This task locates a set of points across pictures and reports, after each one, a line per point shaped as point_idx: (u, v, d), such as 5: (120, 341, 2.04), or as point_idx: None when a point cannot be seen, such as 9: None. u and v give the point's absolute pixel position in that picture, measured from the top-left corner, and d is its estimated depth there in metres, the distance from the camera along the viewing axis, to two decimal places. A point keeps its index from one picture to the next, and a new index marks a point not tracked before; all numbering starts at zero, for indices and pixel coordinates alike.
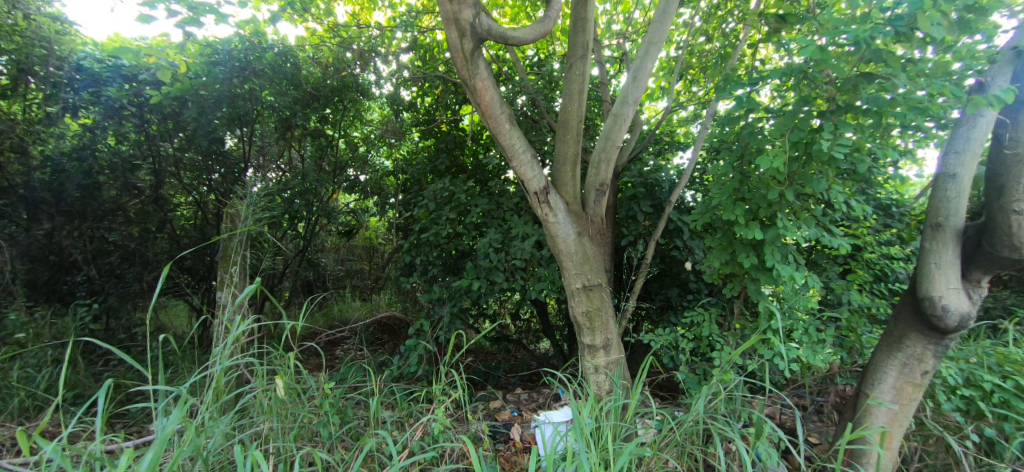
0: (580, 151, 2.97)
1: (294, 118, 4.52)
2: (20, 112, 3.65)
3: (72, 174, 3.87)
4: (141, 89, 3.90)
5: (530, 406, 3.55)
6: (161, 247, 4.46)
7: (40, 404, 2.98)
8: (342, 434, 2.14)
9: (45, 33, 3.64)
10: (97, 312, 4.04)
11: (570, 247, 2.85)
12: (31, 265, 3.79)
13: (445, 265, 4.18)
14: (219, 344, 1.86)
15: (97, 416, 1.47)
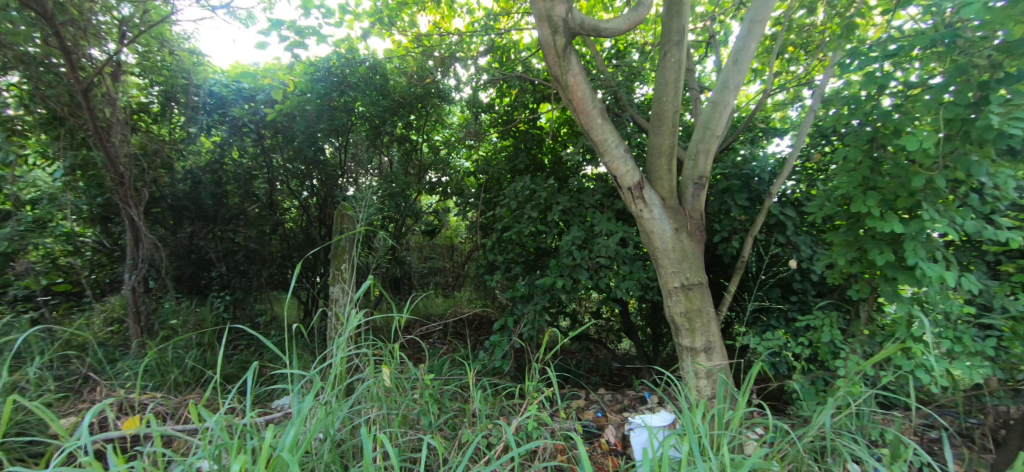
0: (676, 143, 2.83)
1: (383, 126, 4.82)
2: (166, 133, 4.29)
3: (207, 184, 4.49)
4: (257, 108, 4.46)
5: (620, 408, 3.44)
6: (275, 247, 4.97)
7: (191, 382, 3.48)
8: (442, 424, 2.24)
9: (186, 67, 4.20)
10: (227, 303, 4.65)
11: (666, 243, 2.75)
12: (177, 262, 4.49)
13: (528, 263, 4.20)
14: (337, 335, 2.03)
15: (247, 395, 1.68)
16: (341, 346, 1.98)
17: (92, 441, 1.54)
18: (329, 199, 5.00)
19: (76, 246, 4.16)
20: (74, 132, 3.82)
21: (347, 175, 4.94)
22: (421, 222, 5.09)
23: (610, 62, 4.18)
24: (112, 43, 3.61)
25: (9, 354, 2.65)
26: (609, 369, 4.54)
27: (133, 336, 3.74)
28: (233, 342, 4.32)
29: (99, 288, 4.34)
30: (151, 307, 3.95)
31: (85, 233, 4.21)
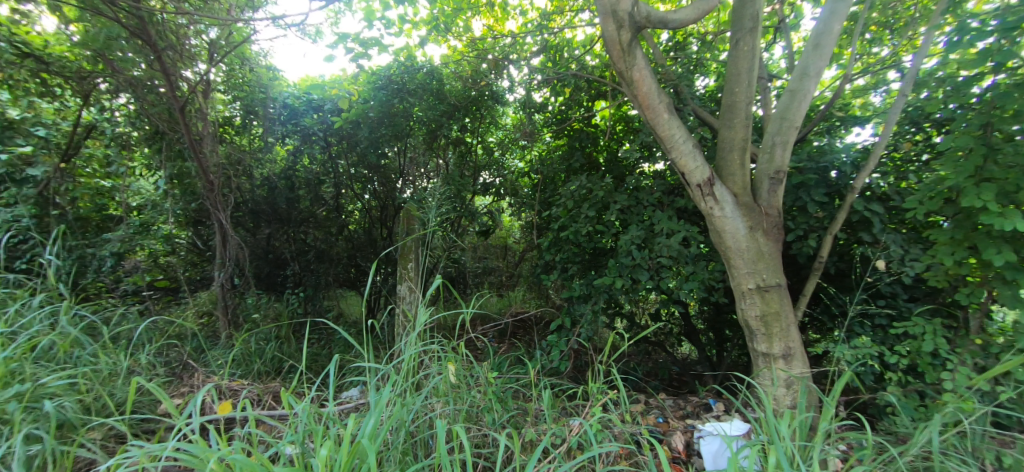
0: (749, 136, 2.69)
1: (440, 129, 4.87)
2: (242, 143, 4.63)
3: (281, 190, 4.86)
4: (324, 117, 4.79)
5: (684, 414, 3.29)
6: (342, 247, 5.28)
7: (271, 372, 3.76)
8: (506, 422, 2.26)
9: (264, 82, 4.52)
10: (301, 300, 4.97)
11: (739, 243, 2.61)
12: (256, 261, 4.85)
13: (585, 262, 4.12)
14: (409, 331, 2.11)
15: (330, 386, 1.80)
16: (412, 340, 2.08)
17: (201, 421, 1.75)
18: (389, 202, 5.21)
19: (173, 246, 4.61)
20: (172, 145, 4.26)
21: (405, 179, 5.15)
22: (474, 225, 4.98)
23: (669, 54, 4.03)
24: (202, 63, 3.99)
25: (124, 342, 2.99)
26: (670, 375, 4.33)
27: (218, 332, 4.04)
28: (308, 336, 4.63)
29: (189, 285, 4.78)
30: (237, 302, 4.31)
31: (181, 234, 4.67)
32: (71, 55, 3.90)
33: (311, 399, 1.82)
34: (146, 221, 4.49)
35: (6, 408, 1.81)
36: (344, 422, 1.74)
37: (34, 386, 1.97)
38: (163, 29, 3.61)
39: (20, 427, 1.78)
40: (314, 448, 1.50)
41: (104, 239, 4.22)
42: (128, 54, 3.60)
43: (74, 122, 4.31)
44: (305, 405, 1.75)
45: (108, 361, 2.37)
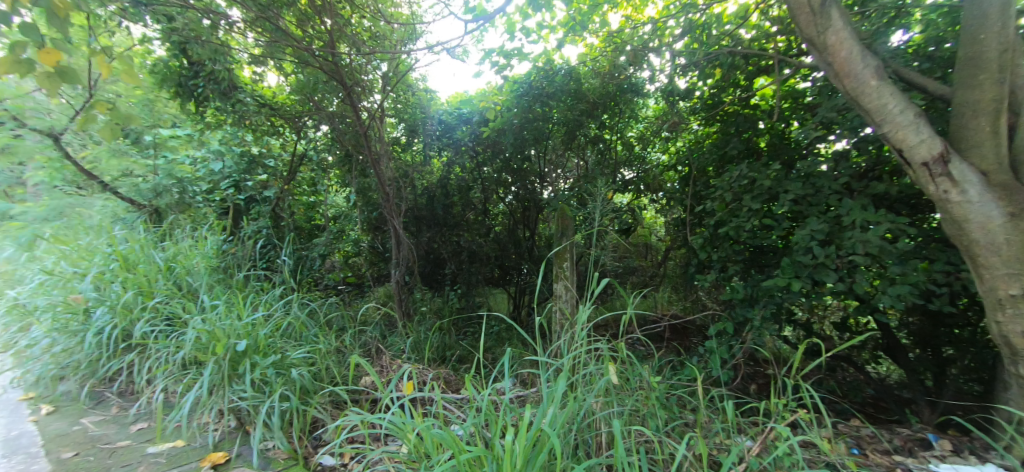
0: (1005, 96, 2.09)
1: (579, 129, 4.84)
2: (407, 158, 5.20)
3: (438, 197, 5.34)
4: (474, 129, 5.13)
5: (895, 446, 2.71)
6: (491, 249, 5.54)
7: (439, 360, 4.17)
8: (673, 432, 2.13)
9: (423, 103, 5.07)
10: (459, 295, 5.46)
11: (992, 235, 2.04)
12: (421, 261, 5.45)
13: (747, 261, 3.64)
14: (580, 329, 2.14)
15: (507, 376, 1.89)
16: (581, 336, 2.10)
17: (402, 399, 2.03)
18: (530, 203, 5.36)
19: (359, 249, 5.48)
20: (358, 164, 5.05)
21: (545, 180, 5.21)
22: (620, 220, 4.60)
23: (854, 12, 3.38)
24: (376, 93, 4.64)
25: (330, 327, 3.64)
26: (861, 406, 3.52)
27: (391, 323, 4.48)
28: (463, 329, 5.12)
29: (374, 280, 5.60)
30: (408, 297, 4.89)
31: (363, 239, 5.47)
32: (291, 98, 4.94)
33: (489, 386, 1.94)
34: (342, 229, 5.41)
35: (267, 372, 2.36)
36: (519, 412, 1.83)
37: (284, 357, 2.51)
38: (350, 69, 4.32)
39: (276, 388, 2.29)
40: (495, 435, 1.60)
41: (315, 244, 5.21)
42: (327, 93, 4.41)
43: (290, 152, 5.38)
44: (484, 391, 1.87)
45: (323, 341, 2.91)
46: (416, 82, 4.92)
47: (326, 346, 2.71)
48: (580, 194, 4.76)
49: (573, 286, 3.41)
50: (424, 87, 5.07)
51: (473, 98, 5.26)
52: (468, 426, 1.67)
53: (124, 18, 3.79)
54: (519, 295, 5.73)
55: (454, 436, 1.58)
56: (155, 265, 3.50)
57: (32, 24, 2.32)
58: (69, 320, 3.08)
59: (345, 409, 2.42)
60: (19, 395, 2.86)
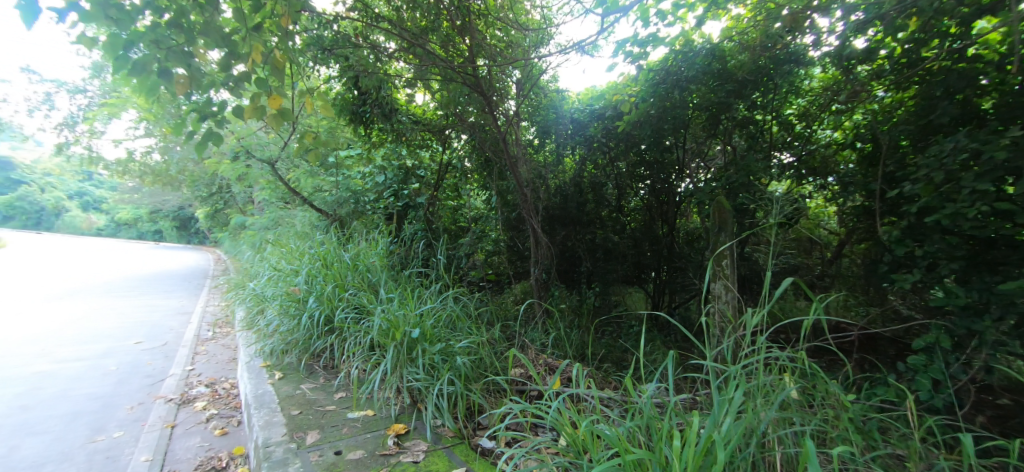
0: None
1: (724, 112, 4.32)
2: (541, 158, 5.31)
3: (573, 195, 5.21)
4: (609, 122, 4.84)
5: None
6: (628, 247, 5.23)
7: (581, 357, 4.19)
8: (872, 460, 1.79)
9: (555, 103, 5.17)
10: (597, 293, 5.27)
11: None
12: (558, 260, 5.34)
13: (973, 256, 2.85)
14: (763, 331, 1.78)
15: (671, 379, 1.75)
16: (759, 342, 1.82)
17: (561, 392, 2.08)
18: (666, 197, 5.06)
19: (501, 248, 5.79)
20: (497, 167, 5.33)
21: (683, 171, 4.86)
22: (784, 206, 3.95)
23: None
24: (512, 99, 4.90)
25: (478, 321, 3.92)
26: None
27: (534, 317, 4.61)
28: (600, 327, 5.03)
29: (513, 276, 5.79)
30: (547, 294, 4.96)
31: (501, 236, 5.61)
32: (438, 113, 5.44)
33: (651, 387, 1.84)
34: (484, 230, 5.72)
35: (434, 357, 2.65)
36: (682, 415, 1.73)
37: (449, 345, 2.78)
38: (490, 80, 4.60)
39: (444, 373, 2.55)
40: (660, 439, 1.54)
41: (461, 244, 5.64)
42: (469, 105, 4.78)
43: (437, 162, 5.92)
44: (646, 393, 1.80)
45: (476, 332, 3.14)
46: (548, 84, 5.11)
47: (483, 337, 2.93)
48: (730, 181, 4.16)
49: (733, 285, 3.13)
50: (554, 87, 5.17)
51: (604, 94, 5.07)
52: (630, 425, 1.64)
53: (315, 64, 4.63)
54: (658, 294, 5.41)
55: (619, 435, 1.56)
56: (341, 263, 4.19)
57: (261, 79, 2.99)
58: (289, 306, 3.87)
59: (504, 398, 2.58)
60: (260, 363, 3.69)
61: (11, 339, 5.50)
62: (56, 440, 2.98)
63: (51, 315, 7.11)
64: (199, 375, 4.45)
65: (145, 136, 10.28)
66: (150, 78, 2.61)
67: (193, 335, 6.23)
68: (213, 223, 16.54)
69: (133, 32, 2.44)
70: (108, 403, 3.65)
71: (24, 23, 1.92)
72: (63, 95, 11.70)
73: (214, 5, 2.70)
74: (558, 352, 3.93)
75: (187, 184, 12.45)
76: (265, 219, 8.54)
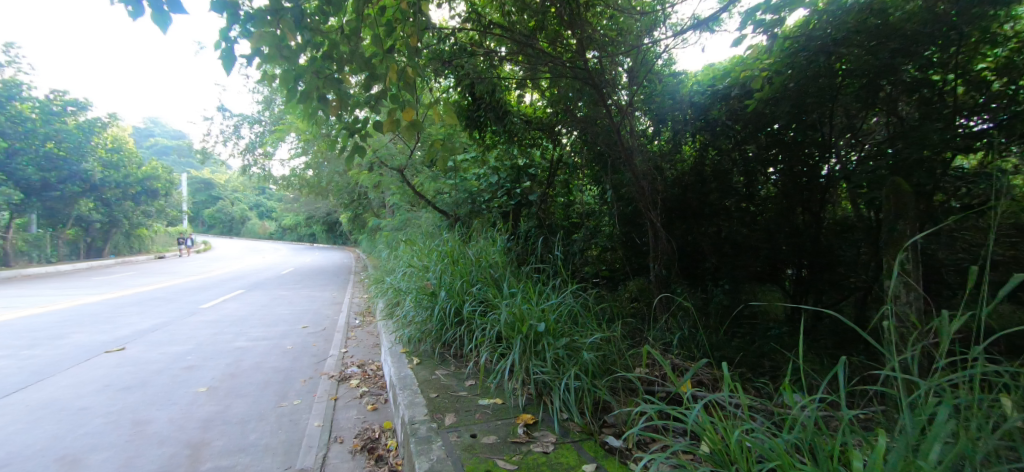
0: None
1: (889, 74, 3.44)
2: (656, 148, 4.93)
3: (695, 186, 4.76)
4: (738, 102, 4.28)
5: None
6: (761, 241, 4.52)
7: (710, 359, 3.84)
8: None
9: (672, 87, 4.81)
10: (727, 292, 4.72)
11: None
12: (679, 256, 4.97)
13: None
14: (982, 339, 1.33)
15: (843, 392, 1.45)
16: (973, 351, 1.38)
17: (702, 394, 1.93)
18: (807, 182, 4.24)
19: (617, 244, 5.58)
20: (610, 161, 5.03)
21: (827, 150, 4.04)
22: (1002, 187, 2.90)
23: None
24: (622, 90, 4.76)
25: (598, 318, 3.84)
26: None
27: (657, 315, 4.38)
28: (731, 328, 4.54)
29: (629, 272, 5.46)
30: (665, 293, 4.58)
31: (616, 231, 5.36)
32: (548, 110, 5.43)
33: (814, 398, 1.56)
34: (597, 225, 5.56)
35: (559, 352, 2.67)
36: (860, 432, 1.48)
37: (574, 341, 2.77)
38: (601, 72, 4.48)
39: (570, 367, 2.56)
40: (833, 454, 1.32)
41: (575, 240, 5.56)
42: (579, 101, 4.69)
43: (547, 159, 5.89)
44: (808, 403, 1.57)
45: (599, 328, 3.06)
46: (662, 70, 4.80)
47: (611, 333, 2.87)
48: (895, 158, 3.42)
49: (918, 282, 2.57)
50: (670, 71, 4.86)
51: (730, 72, 4.53)
52: (788, 437, 1.46)
53: (434, 77, 4.94)
54: (798, 293, 4.57)
55: (778, 446, 1.40)
56: (466, 259, 4.44)
57: (395, 95, 3.30)
58: (422, 299, 4.22)
59: (634, 397, 2.48)
60: (401, 349, 4.08)
61: (221, 321, 6.89)
62: (255, 403, 3.64)
63: (244, 303, 8.72)
64: (352, 357, 5.09)
65: (302, 154, 12.05)
66: (310, 104, 3.05)
67: (345, 322, 7.15)
68: (355, 226, 18.80)
69: (297, 67, 2.88)
70: (288, 376, 4.36)
71: (226, 69, 2.43)
72: (246, 126, 14.27)
73: (357, 34, 3.05)
74: (683, 354, 3.65)
75: (333, 194, 14.30)
76: (396, 221, 9.42)
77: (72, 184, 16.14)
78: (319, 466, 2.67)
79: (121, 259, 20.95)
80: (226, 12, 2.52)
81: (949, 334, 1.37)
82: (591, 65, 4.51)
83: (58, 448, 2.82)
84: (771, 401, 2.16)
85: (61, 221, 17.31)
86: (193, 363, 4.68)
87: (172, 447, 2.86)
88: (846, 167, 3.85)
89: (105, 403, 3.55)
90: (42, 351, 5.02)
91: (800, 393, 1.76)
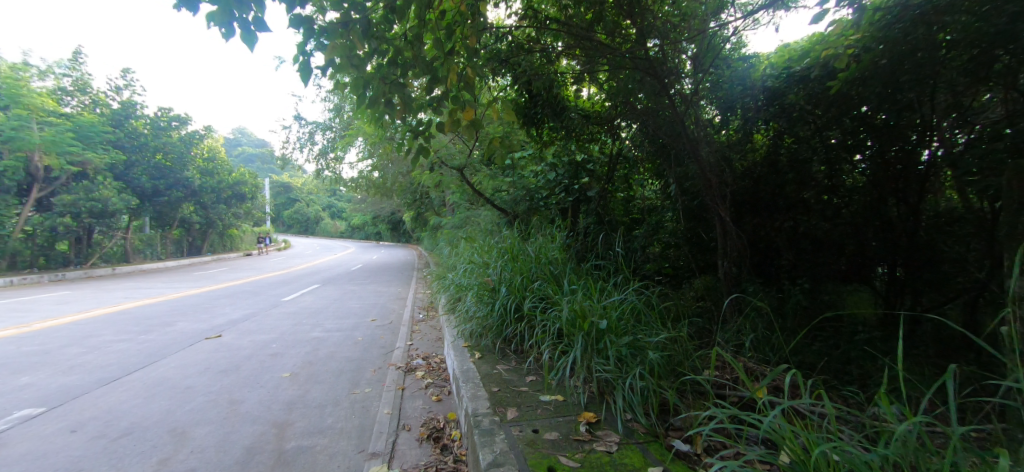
0: None
1: (1005, 46, 2.90)
2: (725, 138, 4.68)
3: (768, 176, 4.43)
4: (818, 84, 3.97)
5: None
6: (846, 235, 4.13)
7: (786, 363, 3.59)
8: None
9: (741, 73, 4.58)
10: (807, 291, 4.32)
11: None
12: (751, 252, 4.66)
13: None
14: None
15: (953, 408, 1.28)
16: None
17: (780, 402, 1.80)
18: (902, 169, 3.81)
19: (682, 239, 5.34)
20: (674, 154, 4.81)
21: (928, 132, 3.59)
22: None
23: None
24: (687, 77, 4.63)
25: (664, 316, 3.71)
26: None
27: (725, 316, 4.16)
28: (811, 331, 4.12)
29: (694, 270, 5.20)
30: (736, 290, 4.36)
31: (679, 228, 5.10)
32: (607, 104, 5.30)
33: (918, 412, 1.39)
34: (660, 221, 5.34)
35: (622, 350, 2.60)
36: (976, 451, 1.32)
37: (638, 339, 2.70)
38: (662, 61, 4.31)
39: (634, 367, 2.48)
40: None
41: (636, 237, 5.39)
42: (640, 92, 4.55)
43: (607, 154, 5.74)
44: (908, 419, 1.41)
45: (665, 327, 2.96)
46: (730, 54, 4.63)
47: (677, 332, 2.77)
48: (1015, 139, 2.94)
49: None
50: (739, 55, 4.66)
51: (805, 52, 4.22)
52: (884, 452, 1.31)
53: (491, 76, 4.97)
54: (893, 294, 4.08)
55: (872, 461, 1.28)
56: (527, 255, 4.46)
57: (456, 97, 3.38)
58: (483, 295, 4.29)
59: (704, 401, 2.37)
60: (463, 343, 4.17)
61: (301, 312, 7.43)
62: (331, 389, 3.89)
63: (319, 297, 9.35)
64: (417, 350, 5.29)
65: (369, 157, 12.68)
66: (378, 109, 3.21)
67: (411, 316, 7.45)
68: (418, 224, 19.56)
69: (365, 74, 3.03)
70: (360, 365, 4.62)
71: (302, 81, 2.60)
72: (319, 133, 15.27)
73: (420, 39, 3.16)
74: (757, 356, 3.43)
75: (396, 195, 14.93)
76: (456, 219, 9.66)
77: (177, 190, 18.08)
78: (389, 451, 2.80)
79: (216, 256, 23.23)
80: (302, 28, 2.70)
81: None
82: (652, 55, 4.38)
83: (169, 420, 3.18)
84: (864, 412, 1.97)
85: (168, 223, 19.48)
86: (277, 351, 5.09)
87: (261, 426, 3.12)
88: (952, 152, 3.44)
89: (205, 384, 3.95)
90: (154, 337, 5.69)
91: (897, 403, 1.58)
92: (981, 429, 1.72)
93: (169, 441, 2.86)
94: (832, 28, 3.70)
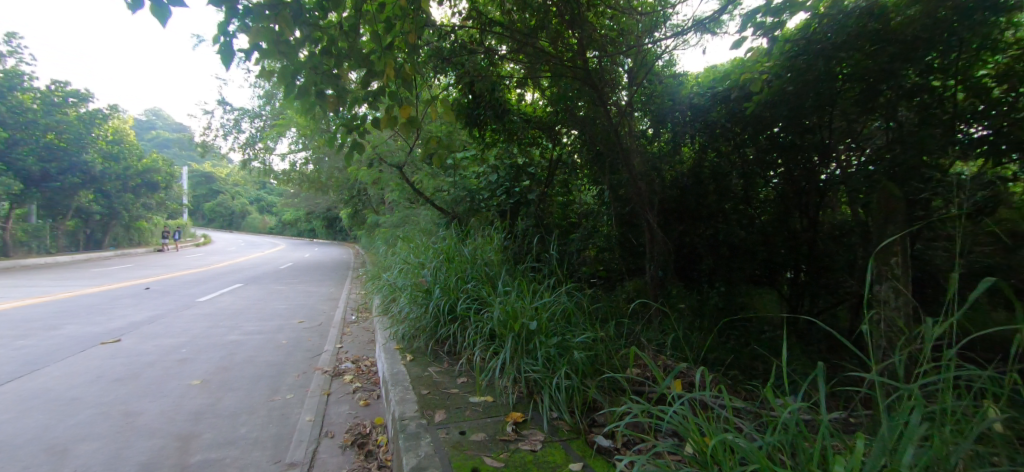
0: None
1: (886, 82, 3.35)
2: (655, 149, 4.81)
3: (691, 188, 4.62)
4: (736, 104, 4.24)
5: None
6: (757, 241, 4.55)
7: (702, 361, 3.86)
8: None
9: (671, 89, 4.72)
10: (722, 293, 4.75)
11: None
12: (675, 257, 4.87)
13: None
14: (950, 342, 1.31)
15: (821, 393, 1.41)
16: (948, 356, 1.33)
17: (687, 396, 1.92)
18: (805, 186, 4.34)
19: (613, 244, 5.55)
20: (608, 161, 5.01)
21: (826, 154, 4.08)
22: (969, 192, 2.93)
23: None
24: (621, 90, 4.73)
25: (593, 317, 3.85)
26: None
27: (648, 316, 4.36)
28: (724, 330, 4.50)
29: (625, 273, 5.45)
30: (663, 292, 4.62)
31: (612, 233, 5.35)
32: (547, 109, 5.43)
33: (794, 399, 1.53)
34: (594, 226, 5.52)
35: (550, 350, 2.67)
36: (842, 437, 1.50)
37: (566, 339, 2.79)
38: (600, 72, 4.49)
39: (561, 366, 2.56)
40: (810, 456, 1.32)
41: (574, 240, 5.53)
42: (579, 100, 4.71)
43: (546, 158, 5.85)
44: (788, 409, 1.58)
45: (594, 328, 3.08)
46: (661, 71, 4.71)
47: (601, 333, 2.87)
48: (891, 165, 3.42)
49: (908, 285, 2.64)
50: (670, 72, 4.75)
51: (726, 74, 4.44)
52: (769, 440, 1.45)
53: (433, 74, 4.90)
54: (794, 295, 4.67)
55: (757, 450, 1.40)
56: (463, 256, 4.44)
57: (393, 93, 3.30)
58: (417, 296, 4.22)
59: (623, 397, 2.49)
60: (394, 346, 4.07)
61: (217, 314, 6.86)
62: (247, 396, 3.64)
63: (240, 296, 8.70)
64: (346, 353, 5.10)
65: (302, 149, 11.99)
66: (310, 99, 3.05)
67: (342, 318, 7.15)
68: (354, 221, 18.82)
69: (297, 62, 2.87)
70: (282, 370, 4.36)
71: (223, 64, 2.43)
72: (246, 120, 14.21)
73: (356, 30, 3.04)
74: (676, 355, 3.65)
75: (331, 190, 14.25)
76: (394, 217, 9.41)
77: (72, 175, 16.09)
78: (309, 461, 2.67)
79: (119, 250, 20.92)
80: (225, 6, 2.50)
81: (933, 338, 1.31)
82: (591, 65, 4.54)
83: (49, 437, 2.82)
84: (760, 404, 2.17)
85: (60, 212, 17.27)
86: (186, 355, 4.67)
87: (162, 439, 2.85)
88: (845, 172, 3.93)
89: (96, 394, 3.54)
90: (35, 342, 4.99)
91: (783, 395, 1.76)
92: (851, 416, 1.95)
93: (47, 461, 2.53)
94: (750, 53, 3.93)
